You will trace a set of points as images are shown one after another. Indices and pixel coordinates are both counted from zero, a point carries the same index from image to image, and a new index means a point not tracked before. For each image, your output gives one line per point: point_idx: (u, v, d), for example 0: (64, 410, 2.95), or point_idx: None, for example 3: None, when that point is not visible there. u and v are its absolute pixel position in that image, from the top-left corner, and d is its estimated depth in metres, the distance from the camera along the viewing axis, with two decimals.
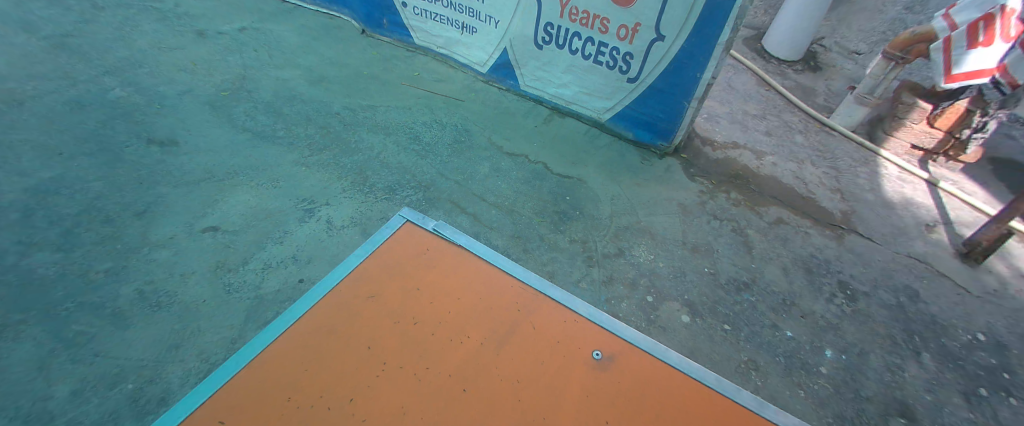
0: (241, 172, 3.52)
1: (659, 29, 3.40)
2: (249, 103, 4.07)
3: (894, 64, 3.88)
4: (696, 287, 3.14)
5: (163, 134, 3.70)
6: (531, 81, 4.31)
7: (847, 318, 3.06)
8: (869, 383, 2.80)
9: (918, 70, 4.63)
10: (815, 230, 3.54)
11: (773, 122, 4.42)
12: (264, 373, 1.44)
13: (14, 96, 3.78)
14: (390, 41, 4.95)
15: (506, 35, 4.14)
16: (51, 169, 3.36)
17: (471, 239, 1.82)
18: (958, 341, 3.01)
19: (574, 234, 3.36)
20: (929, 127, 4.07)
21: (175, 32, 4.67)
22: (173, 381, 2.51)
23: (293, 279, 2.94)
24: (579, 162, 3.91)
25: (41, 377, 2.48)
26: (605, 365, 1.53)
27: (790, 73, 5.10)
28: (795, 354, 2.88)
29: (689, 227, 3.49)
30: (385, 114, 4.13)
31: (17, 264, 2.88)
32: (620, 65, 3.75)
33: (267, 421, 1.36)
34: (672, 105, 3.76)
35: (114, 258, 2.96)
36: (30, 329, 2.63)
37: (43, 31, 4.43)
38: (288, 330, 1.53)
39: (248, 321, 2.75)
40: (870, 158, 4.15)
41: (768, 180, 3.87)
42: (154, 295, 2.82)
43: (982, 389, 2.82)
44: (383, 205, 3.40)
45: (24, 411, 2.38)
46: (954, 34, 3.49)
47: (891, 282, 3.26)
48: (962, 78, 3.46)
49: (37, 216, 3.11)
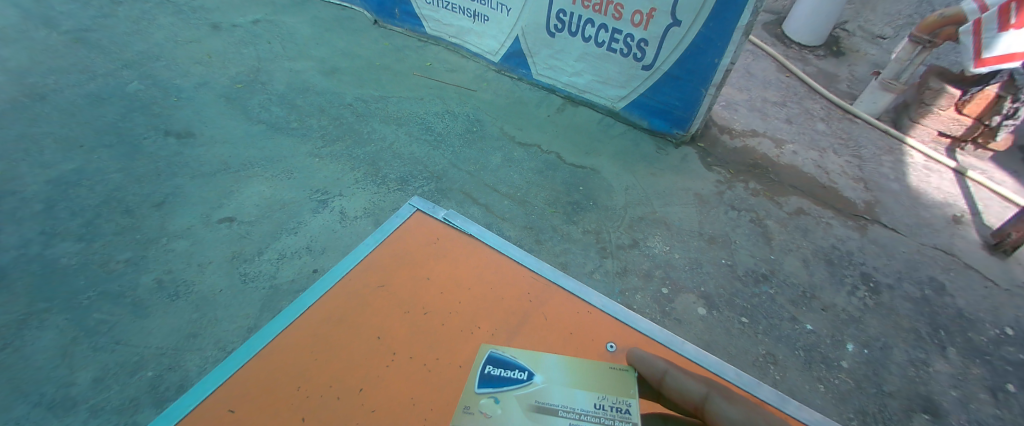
0: (256, 163, 3.54)
1: (675, 14, 3.31)
2: (264, 95, 4.08)
3: (922, 48, 3.69)
4: (713, 279, 3.08)
5: (180, 126, 3.74)
6: (544, 70, 4.25)
7: (869, 311, 2.98)
8: (893, 378, 2.72)
9: (945, 54, 4.44)
10: (836, 221, 3.44)
11: (793, 110, 4.29)
12: (272, 361, 1.45)
13: (36, 90, 3.85)
14: (402, 31, 4.92)
15: (518, 23, 4.08)
16: (72, 161, 3.42)
17: (481, 229, 1.81)
18: (986, 335, 2.92)
19: (587, 225, 3.31)
20: (957, 113, 3.92)
21: (191, 25, 4.70)
22: (191, 369, 2.55)
23: (307, 269, 2.96)
24: (592, 152, 3.85)
25: (65, 364, 2.54)
26: (619, 357, 1.50)
27: (811, 59, 4.96)
28: (816, 347, 2.81)
29: (706, 217, 3.42)
30: (397, 105, 4.11)
31: (41, 254, 2.94)
32: (634, 52, 3.67)
33: (279, 410, 1.36)
34: (689, 93, 3.67)
35: (135, 248, 3.00)
36: (54, 318, 2.69)
37: (64, 25, 4.50)
38: (299, 319, 1.53)
39: (263, 310, 2.77)
40: (895, 146, 4.02)
41: (789, 169, 3.77)
42: (173, 284, 2.86)
43: (1009, 385, 2.73)
44: (395, 196, 3.39)
45: (48, 397, 2.44)
46: (984, 16, 3.31)
47: (915, 274, 3.16)
48: (994, 61, 3.35)
49: (59, 207, 3.17)
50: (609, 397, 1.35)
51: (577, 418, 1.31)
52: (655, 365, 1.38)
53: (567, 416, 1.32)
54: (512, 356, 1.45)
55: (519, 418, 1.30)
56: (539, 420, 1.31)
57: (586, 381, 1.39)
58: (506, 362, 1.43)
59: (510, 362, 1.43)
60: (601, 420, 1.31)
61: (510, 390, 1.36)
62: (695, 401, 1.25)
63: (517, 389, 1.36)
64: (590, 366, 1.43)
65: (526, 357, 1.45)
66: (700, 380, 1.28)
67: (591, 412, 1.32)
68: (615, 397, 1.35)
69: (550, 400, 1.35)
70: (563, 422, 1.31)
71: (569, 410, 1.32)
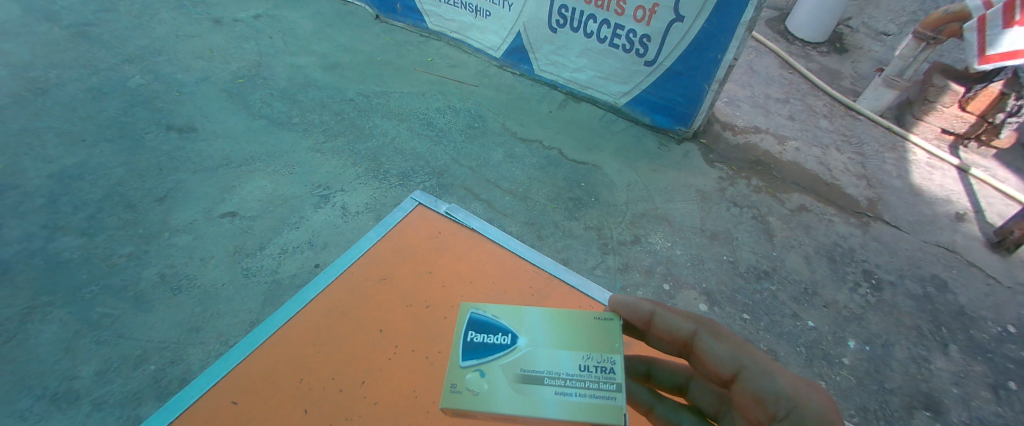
0: (258, 158, 3.53)
1: (678, 9, 3.30)
2: (265, 90, 4.08)
3: (925, 45, 3.68)
4: (715, 275, 3.08)
5: (181, 121, 3.74)
6: (546, 66, 4.24)
7: (871, 308, 2.98)
8: (894, 375, 2.72)
9: (949, 51, 4.42)
10: (838, 218, 3.43)
11: (796, 106, 4.28)
12: (274, 354, 1.53)
13: (38, 85, 3.85)
14: (403, 26, 4.91)
15: (520, 19, 4.06)
16: (74, 155, 3.42)
17: (483, 223, 1.88)
18: (988, 333, 2.92)
19: (588, 221, 3.31)
20: (960, 110, 3.88)
21: (192, 20, 4.69)
22: (193, 362, 2.56)
23: (309, 264, 2.97)
24: (593, 148, 3.84)
25: (68, 357, 2.55)
26: None
27: (814, 55, 4.93)
28: (818, 344, 2.81)
29: (709, 214, 3.42)
30: (399, 100, 4.11)
31: (44, 248, 2.95)
32: (636, 47, 3.65)
33: (281, 401, 1.44)
34: (692, 89, 3.65)
35: (137, 243, 3.01)
36: (57, 311, 2.70)
37: (66, 20, 4.49)
38: (302, 312, 1.61)
39: (266, 305, 2.78)
40: (898, 143, 4.00)
41: (791, 166, 3.76)
42: (175, 278, 2.87)
43: (1010, 383, 2.74)
44: (397, 191, 3.39)
45: (52, 390, 2.45)
46: (988, 13, 3.29)
47: (918, 272, 3.16)
48: (998, 58, 3.29)
49: (62, 201, 3.17)
50: (594, 356, 1.40)
51: (563, 385, 1.36)
52: (642, 308, 1.48)
53: (554, 383, 1.36)
54: (494, 317, 1.47)
55: (506, 389, 1.35)
56: (526, 390, 1.35)
57: (570, 342, 1.43)
58: (488, 326, 1.45)
59: (492, 326, 1.45)
60: (587, 383, 1.36)
61: (494, 361, 1.38)
62: (684, 337, 1.42)
63: (502, 358, 1.39)
64: (572, 324, 1.47)
65: (507, 318, 1.47)
66: (689, 317, 1.43)
67: (577, 376, 1.37)
68: (601, 356, 1.40)
69: (535, 368, 1.38)
70: (550, 390, 1.35)
71: (555, 377, 1.37)
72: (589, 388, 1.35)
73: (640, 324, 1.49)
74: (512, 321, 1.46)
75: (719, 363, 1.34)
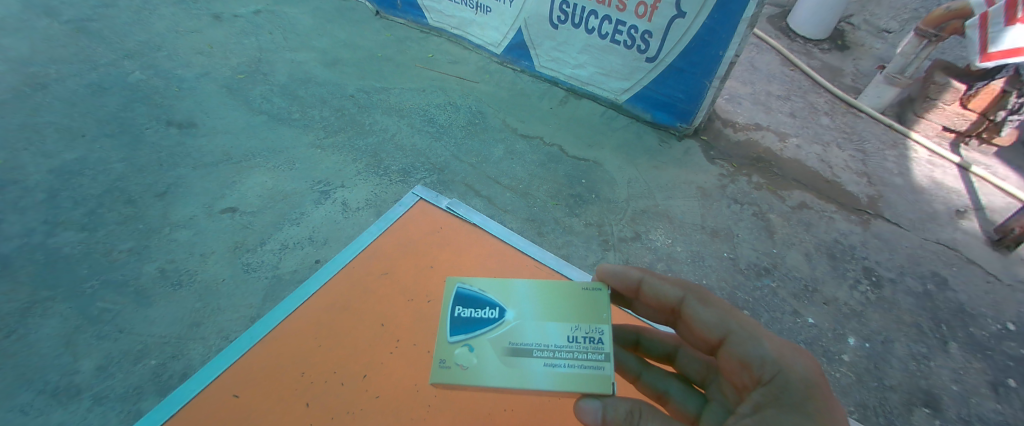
0: (258, 153, 3.53)
1: (679, 5, 3.29)
2: (265, 86, 4.07)
3: (927, 42, 3.68)
4: (715, 272, 3.08)
5: (181, 116, 3.73)
6: (547, 62, 4.23)
7: (871, 305, 2.98)
8: (893, 372, 2.72)
9: (951, 48, 4.41)
10: (839, 215, 3.43)
11: (797, 103, 4.27)
12: (277, 348, 1.60)
13: (38, 80, 3.84)
14: (403, 22, 4.89)
15: (520, 15, 4.05)
16: (74, 151, 3.41)
17: (484, 220, 1.96)
18: (987, 330, 2.92)
19: (589, 218, 3.31)
20: (961, 108, 3.89)
21: (192, 15, 4.67)
22: (194, 358, 2.56)
23: (310, 259, 2.96)
24: (594, 145, 3.83)
25: (69, 352, 2.55)
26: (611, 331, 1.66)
27: (815, 52, 4.92)
28: (817, 341, 2.82)
29: (709, 211, 3.42)
30: (399, 96, 4.10)
31: (44, 243, 2.94)
32: (637, 44, 3.64)
33: (284, 394, 1.51)
34: (693, 85, 3.64)
35: (137, 238, 3.01)
36: (58, 306, 2.70)
37: (65, 15, 4.47)
38: (305, 308, 1.69)
39: (266, 301, 2.78)
40: (898, 140, 4.00)
41: (792, 163, 3.76)
42: (176, 273, 2.87)
43: (1010, 380, 2.74)
44: (397, 187, 3.39)
45: (52, 385, 2.45)
46: (991, 10, 3.26)
47: (918, 269, 3.16)
48: (1001, 56, 3.26)
49: (62, 197, 3.17)
50: (582, 327, 1.45)
51: (552, 357, 1.41)
52: (630, 276, 1.55)
53: (543, 355, 1.41)
54: (480, 292, 1.51)
55: (495, 363, 1.40)
56: (514, 362, 1.40)
57: (559, 315, 1.47)
58: (476, 301, 1.50)
59: (480, 301, 1.49)
60: (576, 354, 1.41)
61: (483, 336, 1.43)
62: (673, 303, 1.49)
63: (491, 333, 1.44)
64: (560, 296, 1.51)
65: (494, 292, 1.52)
66: (677, 284, 1.49)
67: (566, 347, 1.42)
68: (588, 327, 1.45)
69: (524, 341, 1.43)
70: (539, 362, 1.41)
71: (543, 349, 1.42)
72: (577, 359, 1.40)
73: (629, 292, 1.56)
74: (500, 295, 1.50)
75: (707, 328, 1.40)
